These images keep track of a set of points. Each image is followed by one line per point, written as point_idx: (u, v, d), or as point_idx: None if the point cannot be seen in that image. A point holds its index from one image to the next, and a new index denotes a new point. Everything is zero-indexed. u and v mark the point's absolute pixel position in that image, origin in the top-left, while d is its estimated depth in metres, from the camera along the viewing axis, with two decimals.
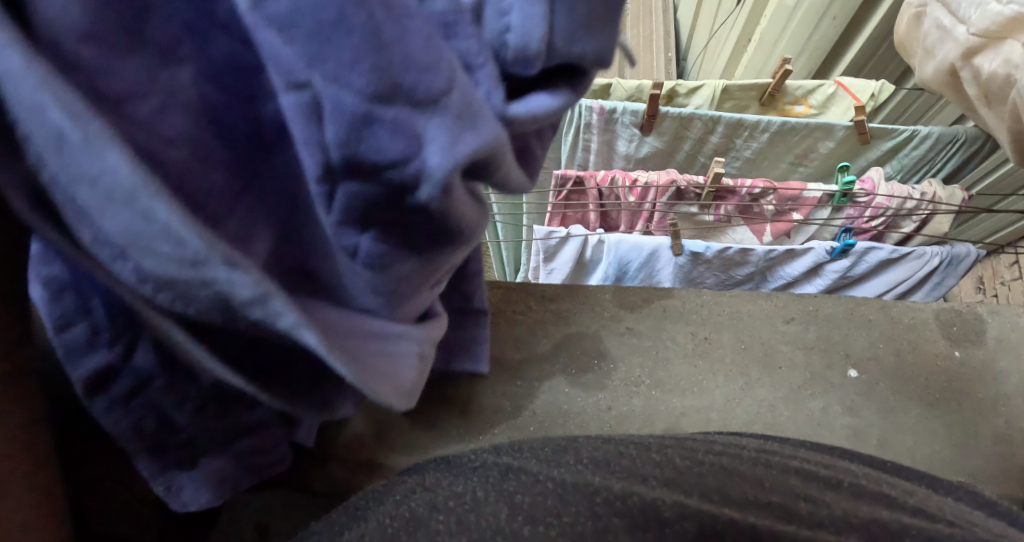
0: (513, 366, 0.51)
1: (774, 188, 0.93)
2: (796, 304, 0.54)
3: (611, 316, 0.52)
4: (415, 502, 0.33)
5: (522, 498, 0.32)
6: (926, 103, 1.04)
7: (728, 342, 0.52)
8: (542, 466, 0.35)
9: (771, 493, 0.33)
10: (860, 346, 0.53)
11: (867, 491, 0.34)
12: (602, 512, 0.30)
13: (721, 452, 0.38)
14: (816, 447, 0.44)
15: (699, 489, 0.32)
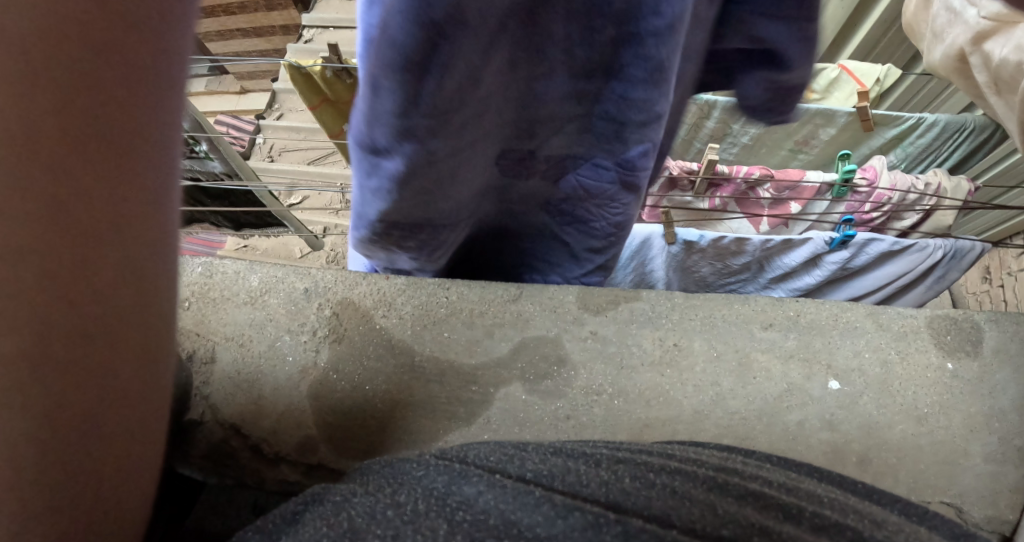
0: (469, 370, 0.48)
1: (772, 176, 0.88)
2: (776, 309, 0.50)
3: (574, 319, 0.49)
4: (354, 510, 0.30)
5: (464, 514, 0.30)
6: (935, 89, 0.97)
7: (699, 349, 0.48)
8: (484, 474, 0.34)
9: (722, 523, 0.31)
10: (844, 356, 0.49)
11: (830, 523, 0.32)
12: (546, 529, 0.29)
13: (676, 470, 0.35)
14: (784, 464, 0.41)
15: (644, 509, 0.31)
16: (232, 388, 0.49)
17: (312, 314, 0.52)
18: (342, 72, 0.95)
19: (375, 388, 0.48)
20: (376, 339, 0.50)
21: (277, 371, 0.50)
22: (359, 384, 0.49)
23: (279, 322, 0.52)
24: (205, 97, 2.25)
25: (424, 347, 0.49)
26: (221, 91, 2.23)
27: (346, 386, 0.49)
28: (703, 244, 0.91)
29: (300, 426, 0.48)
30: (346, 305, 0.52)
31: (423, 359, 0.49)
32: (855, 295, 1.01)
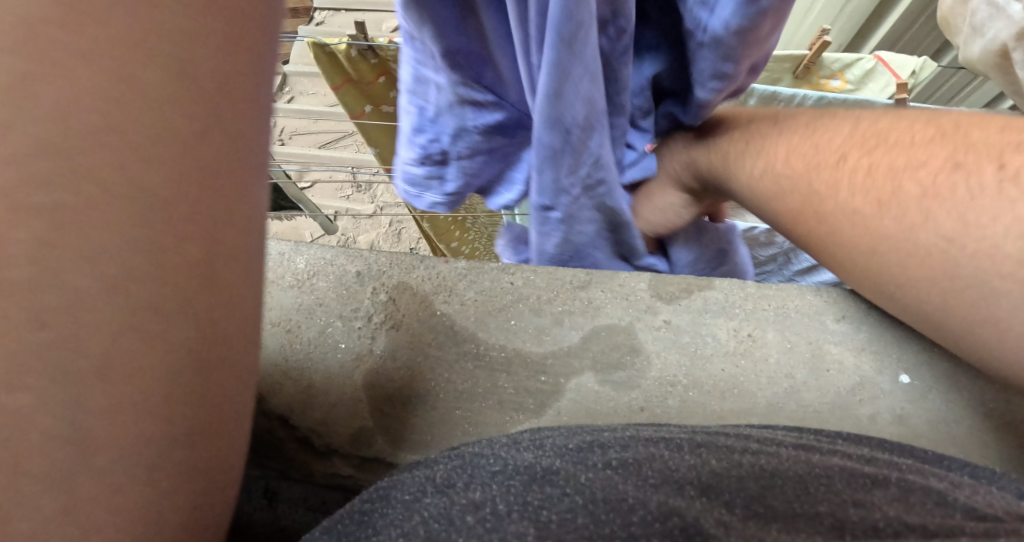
0: (538, 359, 0.46)
1: None
2: (848, 301, 0.49)
3: (647, 308, 0.47)
4: (426, 512, 0.29)
5: (552, 515, 0.28)
6: (964, 80, 1.06)
7: (772, 340, 0.47)
8: (573, 470, 0.31)
9: (817, 499, 0.30)
10: (914, 350, 0.48)
11: (916, 487, 0.31)
12: (642, 529, 0.28)
13: (760, 451, 0.34)
14: (852, 438, 0.40)
15: (740, 495, 0.30)
16: (280, 376, 0.46)
17: (366, 298, 0.49)
18: (370, 52, 0.92)
19: (439, 379, 0.46)
20: (436, 326, 0.48)
21: (329, 358, 0.47)
22: (418, 372, 0.46)
23: (330, 306, 0.49)
24: None
25: (489, 335, 0.47)
26: None
27: (403, 375, 0.46)
28: None
29: (360, 418, 0.46)
30: (405, 290, 0.49)
31: (488, 347, 0.46)
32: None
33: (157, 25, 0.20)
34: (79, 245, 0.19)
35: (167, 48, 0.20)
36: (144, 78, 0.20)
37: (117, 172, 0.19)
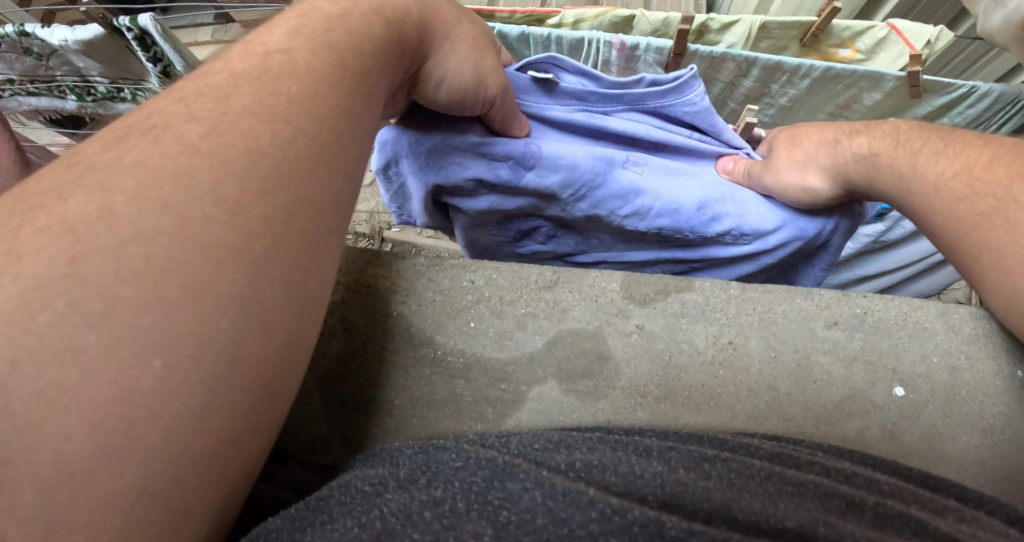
0: (500, 367, 0.44)
1: None
2: (842, 306, 0.44)
3: (619, 311, 0.43)
4: (386, 507, 0.29)
5: (509, 517, 0.27)
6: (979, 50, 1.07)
7: (756, 349, 0.43)
8: (534, 467, 0.31)
9: (786, 515, 0.28)
10: (910, 360, 0.44)
11: (893, 515, 0.29)
12: (600, 526, 0.26)
13: (729, 459, 0.32)
14: (834, 451, 0.38)
15: (700, 506, 0.28)
16: None
17: None
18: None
19: (399, 392, 0.45)
20: (394, 328, 0.46)
21: None
22: (377, 379, 0.45)
23: None
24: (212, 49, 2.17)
25: (448, 339, 0.45)
26: (228, 39, 2.14)
27: (361, 381, 0.46)
28: None
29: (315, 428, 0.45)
30: (359, 289, 0.47)
31: (447, 352, 0.45)
32: (867, 271, 0.97)
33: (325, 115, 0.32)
34: (288, 195, 0.29)
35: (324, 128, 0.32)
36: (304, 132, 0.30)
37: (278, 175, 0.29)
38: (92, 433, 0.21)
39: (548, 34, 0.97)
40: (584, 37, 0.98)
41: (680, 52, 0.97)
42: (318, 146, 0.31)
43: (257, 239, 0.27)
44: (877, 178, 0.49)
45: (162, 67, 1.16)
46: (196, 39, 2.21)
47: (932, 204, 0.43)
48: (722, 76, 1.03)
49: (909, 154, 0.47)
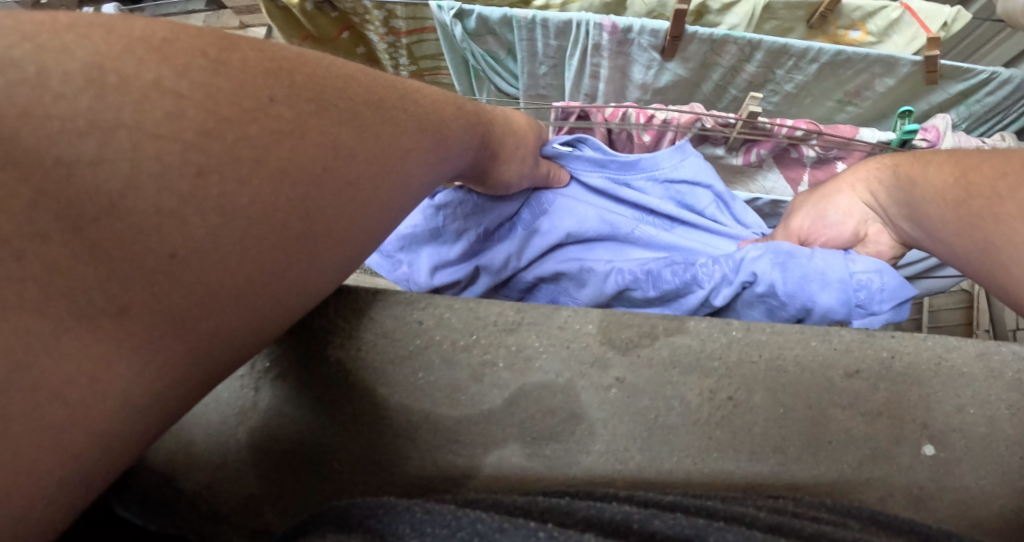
0: (451, 425, 0.37)
1: (821, 131, 0.92)
2: (865, 349, 0.37)
3: (594, 360, 0.35)
4: None
5: None
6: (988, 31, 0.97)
7: (760, 405, 0.35)
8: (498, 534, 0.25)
9: None
10: (942, 412, 0.37)
11: None
12: None
13: (727, 527, 0.25)
14: (842, 511, 0.31)
15: None
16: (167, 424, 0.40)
17: None
18: (325, 4, 1.04)
19: (343, 453, 0.39)
20: (331, 377, 0.39)
21: (215, 408, 0.40)
22: (317, 435, 0.40)
23: None
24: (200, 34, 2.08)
25: (392, 390, 0.38)
26: (214, 23, 2.05)
27: (302, 436, 0.40)
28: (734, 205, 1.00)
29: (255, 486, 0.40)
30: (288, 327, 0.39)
31: (389, 405, 0.38)
32: None
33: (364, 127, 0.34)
34: (309, 193, 0.31)
35: (372, 138, 0.35)
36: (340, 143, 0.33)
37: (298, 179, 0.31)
38: (92, 305, 0.26)
39: (533, 16, 0.88)
40: (572, 19, 0.88)
41: (677, 34, 0.87)
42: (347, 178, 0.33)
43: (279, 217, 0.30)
44: (895, 184, 0.50)
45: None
46: (190, 24, 2.07)
47: (938, 214, 0.44)
48: (722, 62, 0.94)
49: (917, 159, 0.48)
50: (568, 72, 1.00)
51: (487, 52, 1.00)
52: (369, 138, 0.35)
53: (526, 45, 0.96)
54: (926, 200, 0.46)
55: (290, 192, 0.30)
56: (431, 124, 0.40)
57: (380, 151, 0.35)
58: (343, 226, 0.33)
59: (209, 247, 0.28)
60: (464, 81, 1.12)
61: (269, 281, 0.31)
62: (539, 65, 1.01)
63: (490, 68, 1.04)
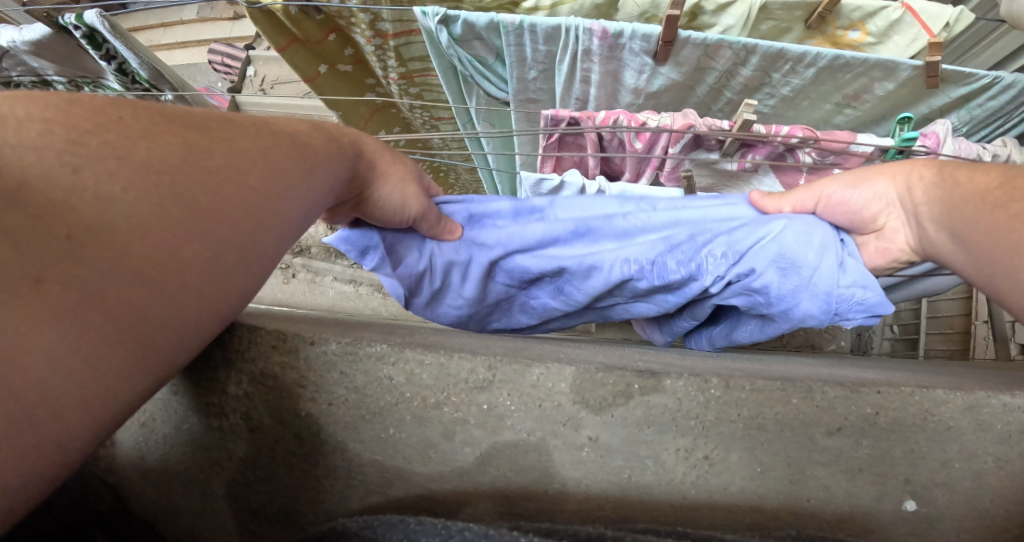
0: (425, 482, 0.37)
1: (817, 137, 0.87)
2: (849, 407, 0.36)
3: (566, 420, 0.35)
4: None
5: None
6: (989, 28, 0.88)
7: (736, 463, 0.35)
8: None
9: None
10: (926, 467, 0.36)
11: None
12: None
13: None
14: None
15: None
16: (141, 479, 0.40)
17: (222, 392, 0.39)
18: (310, 8, 0.97)
19: (317, 502, 0.39)
20: (301, 431, 0.39)
21: (190, 462, 0.40)
22: (289, 486, 0.39)
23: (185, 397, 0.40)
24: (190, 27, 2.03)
25: (363, 446, 0.37)
26: (205, 17, 2.00)
27: (273, 487, 0.40)
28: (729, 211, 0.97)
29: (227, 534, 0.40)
30: (264, 382, 0.39)
31: (361, 460, 0.38)
32: None
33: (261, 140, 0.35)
34: (209, 179, 0.31)
35: (269, 148, 0.35)
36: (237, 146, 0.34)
37: (200, 169, 0.31)
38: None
39: (521, 20, 0.83)
40: (561, 24, 0.83)
41: (669, 39, 0.81)
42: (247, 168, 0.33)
43: (188, 200, 0.30)
44: (936, 192, 0.41)
45: (120, 65, 1.01)
46: (185, 18, 2.03)
47: (963, 222, 0.38)
48: (717, 66, 0.89)
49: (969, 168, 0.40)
50: (557, 75, 0.95)
51: (475, 56, 0.95)
52: (234, 140, 0.34)
53: (515, 50, 0.91)
54: (966, 220, 0.38)
55: (158, 180, 0.29)
56: (311, 141, 0.39)
57: (255, 155, 0.34)
58: (229, 212, 0.31)
59: (102, 225, 0.27)
60: (454, 86, 1.08)
61: (180, 260, 0.29)
62: (528, 69, 0.96)
63: (477, 73, 0.99)
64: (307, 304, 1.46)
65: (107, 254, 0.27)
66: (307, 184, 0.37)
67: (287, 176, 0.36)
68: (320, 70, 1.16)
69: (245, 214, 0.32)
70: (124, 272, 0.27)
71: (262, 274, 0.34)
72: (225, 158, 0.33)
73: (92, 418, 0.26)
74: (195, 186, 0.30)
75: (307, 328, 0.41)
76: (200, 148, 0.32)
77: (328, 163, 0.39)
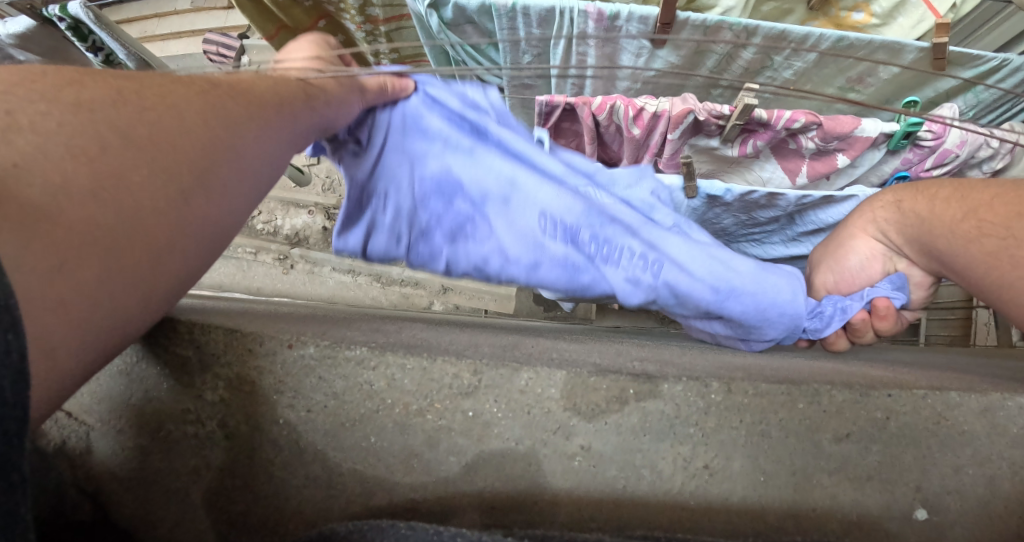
0: (407, 493, 0.35)
1: (820, 121, 0.85)
2: (858, 411, 0.34)
3: (557, 427, 0.33)
4: None
5: None
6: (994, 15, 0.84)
7: (739, 472, 0.34)
8: None
9: None
10: (940, 476, 0.34)
11: None
12: None
13: None
14: None
15: None
16: (116, 487, 0.38)
17: (197, 397, 0.37)
18: None
19: (293, 507, 0.37)
20: (278, 438, 0.37)
21: (165, 470, 0.38)
22: (264, 496, 0.37)
23: (160, 403, 0.38)
24: (183, 17, 1.99)
25: (343, 455, 0.36)
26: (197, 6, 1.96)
27: (248, 496, 0.37)
28: (728, 198, 0.95)
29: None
30: (241, 387, 0.37)
31: (341, 470, 0.36)
32: None
33: (207, 82, 0.36)
34: (168, 111, 0.31)
35: (213, 85, 0.35)
36: (177, 84, 0.33)
37: (152, 104, 0.31)
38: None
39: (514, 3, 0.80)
40: (554, 7, 0.80)
41: (667, 20, 0.78)
42: (201, 99, 0.33)
43: (147, 133, 0.29)
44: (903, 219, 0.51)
45: (105, 56, 0.96)
46: (179, 8, 1.99)
47: (954, 248, 0.45)
48: (718, 50, 0.86)
49: (954, 191, 0.47)
50: (552, 61, 0.92)
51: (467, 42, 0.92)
52: (173, 85, 0.33)
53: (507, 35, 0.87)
54: (952, 238, 0.45)
55: (93, 116, 0.28)
56: (254, 86, 0.38)
57: (195, 90, 0.34)
58: (191, 133, 0.31)
59: (37, 155, 0.25)
60: None
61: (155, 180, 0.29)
62: (522, 54, 0.92)
63: (470, 57, 0.95)
64: (306, 295, 1.43)
65: (70, 170, 0.26)
66: (258, 123, 0.37)
67: (243, 107, 0.36)
68: None
69: (212, 138, 0.32)
70: (78, 187, 0.26)
71: (232, 198, 0.33)
72: (173, 92, 0.32)
73: (74, 322, 0.25)
74: (156, 118, 0.30)
75: (285, 329, 0.39)
76: (146, 88, 0.32)
77: (273, 99, 0.39)
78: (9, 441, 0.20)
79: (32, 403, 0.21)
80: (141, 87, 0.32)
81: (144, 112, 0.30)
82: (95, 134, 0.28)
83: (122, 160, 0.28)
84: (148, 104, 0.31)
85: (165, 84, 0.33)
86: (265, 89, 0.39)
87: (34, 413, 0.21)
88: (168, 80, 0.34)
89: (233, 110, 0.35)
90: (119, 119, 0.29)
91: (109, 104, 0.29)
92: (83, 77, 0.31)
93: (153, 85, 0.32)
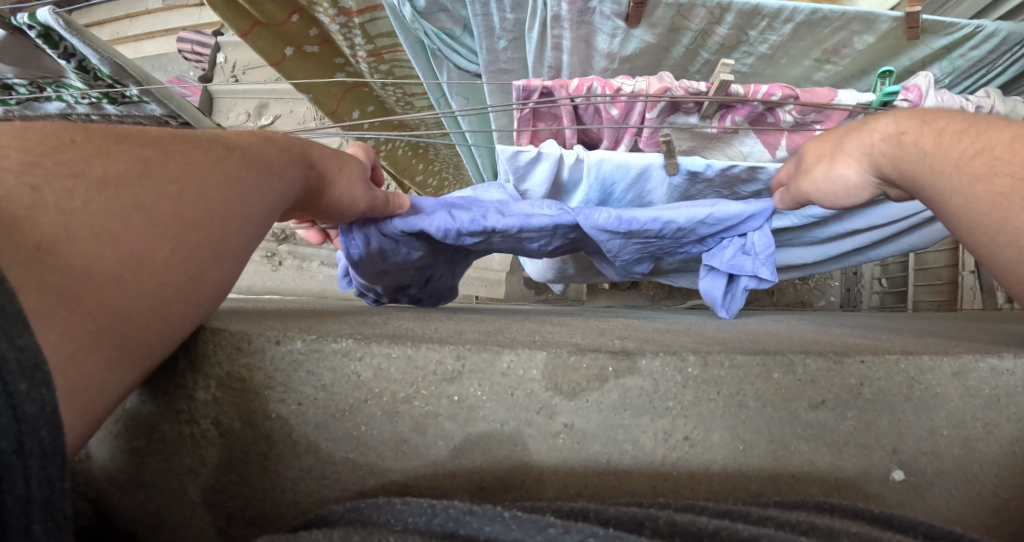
0: (401, 480, 0.36)
1: (798, 95, 0.85)
2: (831, 378, 0.35)
3: (541, 408, 0.34)
4: None
5: None
6: None
7: (719, 442, 0.35)
8: None
9: None
10: (914, 437, 0.36)
11: None
12: None
13: None
14: None
15: None
16: (116, 488, 0.39)
17: (188, 397, 0.38)
18: None
19: (290, 499, 0.38)
20: (271, 433, 0.37)
21: (164, 469, 0.39)
22: (260, 491, 0.38)
23: (151, 406, 0.38)
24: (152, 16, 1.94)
25: (336, 447, 0.36)
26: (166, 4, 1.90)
27: (246, 491, 0.38)
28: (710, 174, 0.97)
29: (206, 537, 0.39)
30: (231, 385, 0.37)
31: (334, 461, 0.37)
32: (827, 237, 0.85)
33: (222, 145, 0.37)
34: (184, 183, 0.33)
35: (227, 150, 0.37)
36: (194, 151, 0.35)
37: (170, 173, 0.32)
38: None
39: None
40: None
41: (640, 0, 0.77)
42: (215, 167, 0.35)
43: (163, 204, 0.31)
44: None
45: (78, 62, 0.94)
46: (151, 7, 1.94)
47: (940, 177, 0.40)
48: (692, 28, 0.85)
49: None
50: (527, 45, 0.91)
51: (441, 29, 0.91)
52: (193, 150, 0.35)
53: (481, 20, 0.86)
54: None
55: (119, 193, 0.30)
56: (265, 152, 0.40)
57: (209, 156, 0.36)
58: (204, 206, 0.33)
59: (65, 239, 0.27)
60: (423, 62, 1.03)
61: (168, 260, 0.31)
62: (498, 39, 0.91)
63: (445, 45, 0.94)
64: (297, 289, 1.47)
65: (92, 258, 0.28)
66: (262, 188, 0.38)
67: (253, 176, 0.38)
68: (285, 54, 1.11)
69: (223, 209, 0.34)
70: (98, 269, 0.28)
71: (237, 264, 0.35)
72: (190, 160, 0.34)
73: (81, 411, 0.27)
74: (172, 190, 0.32)
75: (270, 326, 0.39)
76: (166, 156, 0.33)
77: (280, 162, 0.41)
78: (30, 458, 0.22)
79: (48, 423, 0.23)
80: (160, 153, 0.33)
81: (161, 182, 0.32)
82: (116, 211, 0.29)
83: (138, 241, 0.29)
84: (167, 174, 0.32)
85: (184, 149, 0.35)
86: (272, 152, 0.41)
87: (50, 433, 0.23)
88: (186, 142, 0.35)
89: (244, 176, 0.37)
90: (140, 194, 0.30)
91: (131, 175, 0.31)
92: (104, 137, 0.32)
93: (173, 150, 0.34)
